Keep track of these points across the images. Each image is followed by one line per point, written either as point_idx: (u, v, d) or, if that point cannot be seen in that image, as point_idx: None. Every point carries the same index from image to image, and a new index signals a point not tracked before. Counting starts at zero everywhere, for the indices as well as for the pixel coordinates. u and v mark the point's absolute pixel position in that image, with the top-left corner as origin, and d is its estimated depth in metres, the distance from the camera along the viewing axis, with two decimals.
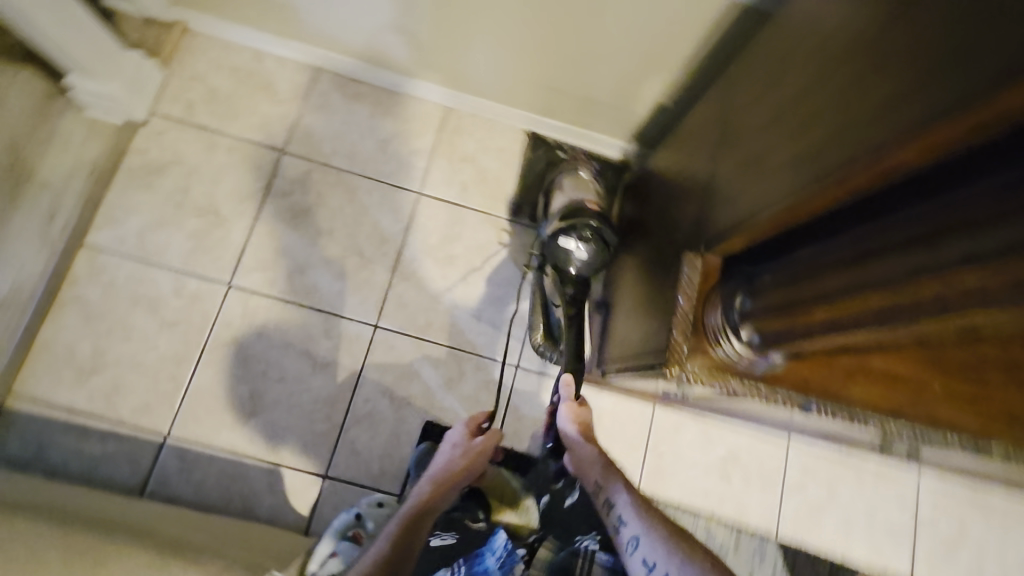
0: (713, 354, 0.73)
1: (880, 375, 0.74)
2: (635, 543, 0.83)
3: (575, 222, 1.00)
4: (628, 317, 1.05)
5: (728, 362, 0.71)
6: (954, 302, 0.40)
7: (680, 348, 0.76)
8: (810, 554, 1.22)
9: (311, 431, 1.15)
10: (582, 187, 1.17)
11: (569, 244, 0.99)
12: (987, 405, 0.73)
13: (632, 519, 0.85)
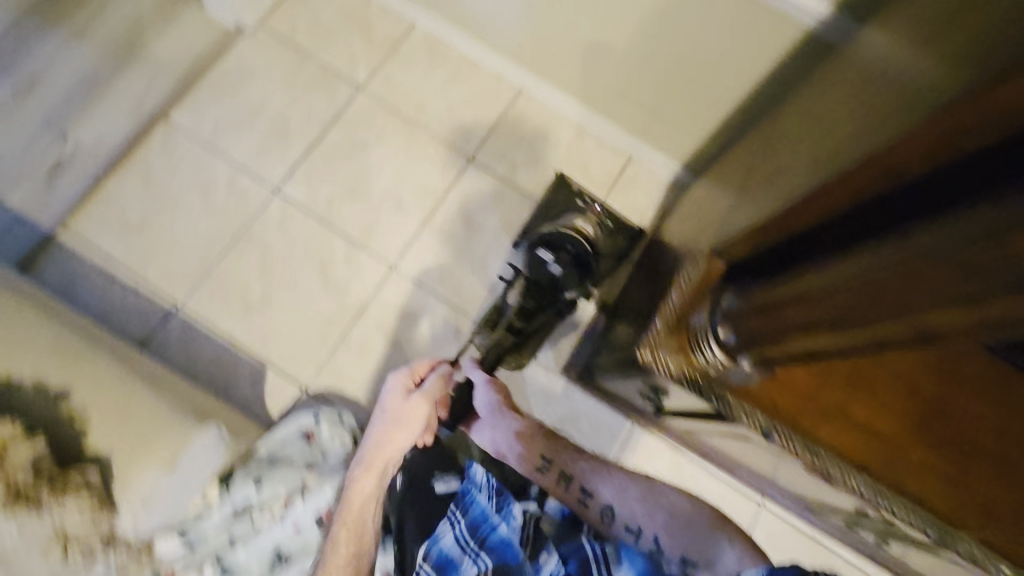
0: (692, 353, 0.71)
1: (857, 425, 0.72)
2: (612, 513, 0.86)
3: (558, 244, 1.02)
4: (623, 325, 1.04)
5: (705, 365, 0.70)
6: (908, 295, 0.40)
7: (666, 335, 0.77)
8: None
9: (304, 343, 1.20)
10: (581, 219, 1.12)
11: (545, 257, 1.01)
12: (958, 489, 0.70)
13: (600, 485, 0.88)
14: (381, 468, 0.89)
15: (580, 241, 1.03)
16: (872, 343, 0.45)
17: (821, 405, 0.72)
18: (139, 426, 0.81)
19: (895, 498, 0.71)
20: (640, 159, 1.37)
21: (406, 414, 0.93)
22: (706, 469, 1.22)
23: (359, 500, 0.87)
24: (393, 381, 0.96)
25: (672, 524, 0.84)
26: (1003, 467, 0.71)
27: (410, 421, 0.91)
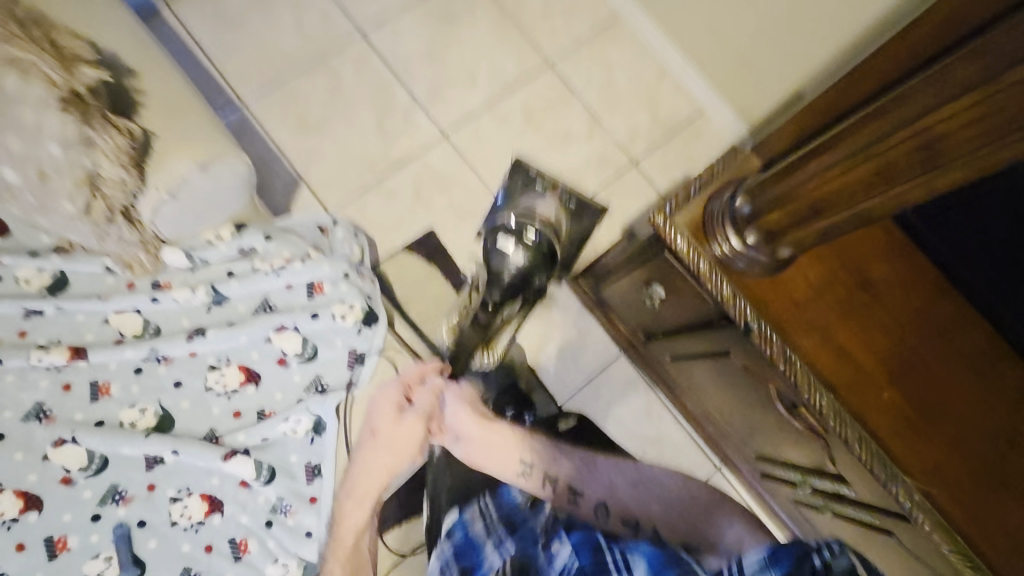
0: (706, 244, 0.74)
1: (838, 349, 0.72)
2: (604, 509, 0.86)
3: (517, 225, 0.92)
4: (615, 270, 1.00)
5: (720, 255, 0.72)
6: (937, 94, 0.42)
7: (676, 236, 0.75)
8: None
9: (343, 174, 1.25)
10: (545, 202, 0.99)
11: (506, 247, 0.91)
12: (916, 440, 0.71)
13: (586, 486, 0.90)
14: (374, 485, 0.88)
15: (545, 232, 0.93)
16: (874, 179, 0.49)
17: (810, 320, 0.73)
18: (192, 112, 0.76)
19: (854, 427, 0.71)
20: (711, 115, 1.37)
21: (402, 440, 0.89)
22: (675, 417, 1.21)
23: (352, 531, 0.86)
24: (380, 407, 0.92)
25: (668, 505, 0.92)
26: (971, 435, 0.70)
27: (403, 450, 0.89)
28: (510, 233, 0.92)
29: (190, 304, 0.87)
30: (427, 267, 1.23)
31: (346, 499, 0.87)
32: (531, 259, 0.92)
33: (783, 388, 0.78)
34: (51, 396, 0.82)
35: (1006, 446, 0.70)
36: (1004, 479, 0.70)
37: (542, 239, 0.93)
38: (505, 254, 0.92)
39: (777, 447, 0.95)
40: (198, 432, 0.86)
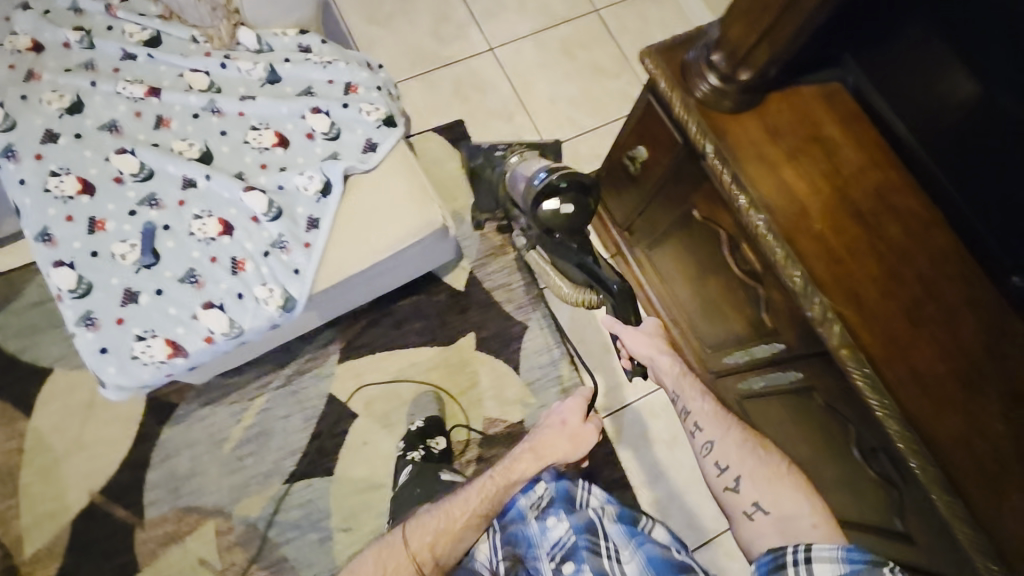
0: (678, 81, 0.85)
1: (784, 185, 0.81)
2: (709, 448, 0.78)
3: (552, 185, 0.90)
4: (614, 171, 1.13)
5: (691, 90, 0.84)
6: None
7: (658, 74, 0.87)
8: (610, 456, 1.19)
9: (396, 60, 1.44)
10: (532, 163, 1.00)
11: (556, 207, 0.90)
12: (842, 273, 0.78)
13: (706, 425, 0.80)
14: (508, 470, 0.83)
15: (564, 169, 0.91)
16: None
17: (763, 156, 0.83)
18: None
19: (785, 248, 0.78)
20: None
21: (574, 433, 0.84)
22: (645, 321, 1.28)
23: (492, 485, 0.82)
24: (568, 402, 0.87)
25: (759, 468, 0.73)
26: (892, 279, 0.78)
27: (579, 439, 0.83)
28: (552, 194, 0.91)
29: (250, 77, 0.99)
30: (449, 147, 1.38)
31: (526, 449, 0.83)
32: (576, 203, 0.91)
33: (734, 228, 0.86)
34: (124, 117, 0.94)
35: (922, 297, 0.77)
36: (917, 320, 0.76)
37: (580, 181, 0.91)
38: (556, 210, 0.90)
39: (726, 322, 1.02)
40: (230, 170, 0.93)
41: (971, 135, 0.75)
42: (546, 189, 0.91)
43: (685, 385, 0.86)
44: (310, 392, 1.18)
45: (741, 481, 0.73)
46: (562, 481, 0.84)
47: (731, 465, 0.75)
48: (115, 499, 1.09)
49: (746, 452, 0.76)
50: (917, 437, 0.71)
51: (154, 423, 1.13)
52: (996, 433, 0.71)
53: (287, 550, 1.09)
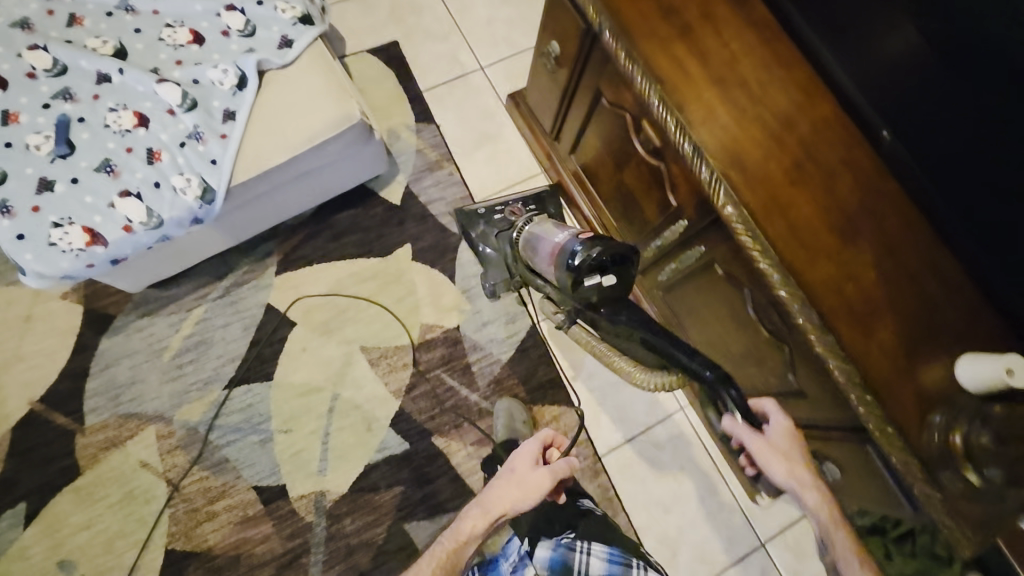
0: None
1: (676, 59, 0.85)
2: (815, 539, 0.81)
3: (589, 257, 0.81)
4: (552, 99, 1.17)
5: None
6: None
7: None
8: (544, 356, 1.24)
9: None
10: (547, 236, 0.98)
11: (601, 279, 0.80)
12: (728, 137, 0.82)
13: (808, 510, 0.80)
14: (465, 532, 0.84)
15: (596, 240, 0.81)
16: None
17: (657, 33, 0.86)
18: None
19: (673, 114, 0.82)
20: None
21: (533, 482, 0.86)
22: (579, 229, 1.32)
23: (463, 538, 0.84)
24: (525, 448, 0.92)
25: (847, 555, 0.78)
26: (774, 143, 0.82)
27: (532, 490, 0.85)
28: (592, 270, 0.81)
29: None
30: (384, 68, 1.40)
31: (473, 506, 0.86)
32: (618, 270, 0.82)
33: (633, 106, 0.90)
34: (36, 15, 0.95)
35: (802, 160, 0.82)
36: (796, 179, 0.81)
37: (622, 252, 0.81)
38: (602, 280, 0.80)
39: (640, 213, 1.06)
40: (145, 66, 0.94)
41: (858, 32, 0.80)
42: (584, 264, 0.82)
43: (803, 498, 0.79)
44: (248, 302, 1.21)
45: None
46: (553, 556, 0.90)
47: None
48: (55, 406, 1.11)
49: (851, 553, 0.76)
50: (791, 281, 0.76)
51: (93, 334, 1.16)
52: (865, 279, 0.77)
53: (227, 451, 1.12)
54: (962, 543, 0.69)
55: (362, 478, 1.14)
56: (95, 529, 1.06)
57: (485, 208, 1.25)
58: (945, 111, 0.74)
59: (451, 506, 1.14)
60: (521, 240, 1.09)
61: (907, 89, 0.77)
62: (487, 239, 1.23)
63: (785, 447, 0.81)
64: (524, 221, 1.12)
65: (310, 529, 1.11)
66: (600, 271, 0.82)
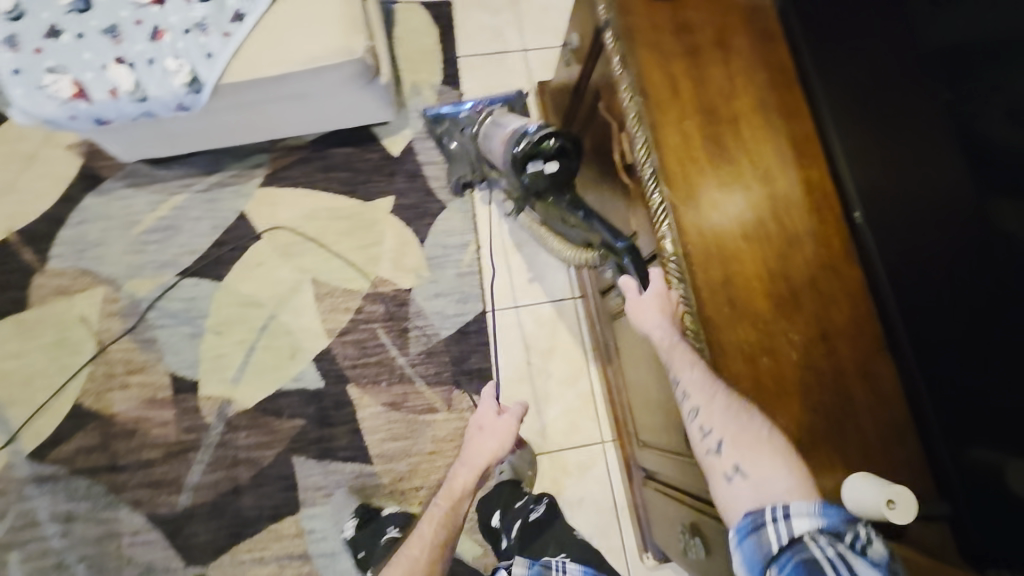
0: None
1: (673, 80, 0.80)
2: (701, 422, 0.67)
3: (537, 142, 0.92)
4: (566, 98, 1.14)
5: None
6: None
7: None
8: (482, 345, 1.22)
9: None
10: (508, 121, 1.05)
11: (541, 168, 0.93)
12: (695, 172, 0.78)
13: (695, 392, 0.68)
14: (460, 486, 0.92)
15: (545, 129, 0.91)
16: None
17: (665, 50, 0.82)
18: None
19: (647, 134, 0.78)
20: None
21: (501, 432, 0.94)
22: None
23: (458, 490, 0.92)
24: (483, 404, 0.97)
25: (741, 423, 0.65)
26: (744, 193, 0.78)
27: (503, 436, 0.93)
28: (535, 155, 0.93)
29: None
30: (429, 24, 1.40)
31: (458, 465, 0.95)
32: (560, 156, 0.93)
33: (617, 116, 0.86)
34: None
35: (766, 221, 0.77)
36: (753, 235, 0.76)
37: (564, 140, 0.92)
38: (539, 168, 0.93)
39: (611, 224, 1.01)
40: None
41: (882, 112, 0.73)
42: (530, 151, 0.92)
43: (676, 354, 0.71)
44: (226, 203, 1.25)
45: (724, 445, 0.65)
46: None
47: (713, 429, 0.66)
48: (27, 241, 1.19)
49: (719, 392, 0.67)
50: (701, 333, 0.72)
51: (81, 189, 1.23)
52: (785, 361, 0.72)
53: (158, 332, 1.17)
54: None
55: (270, 400, 1.16)
56: (23, 361, 1.14)
57: (452, 107, 1.24)
58: (935, 222, 0.68)
59: (342, 455, 1.15)
60: (482, 130, 1.13)
61: (913, 197, 0.70)
62: (453, 137, 1.23)
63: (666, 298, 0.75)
64: (485, 116, 1.15)
65: (206, 429, 1.14)
66: (543, 158, 0.94)
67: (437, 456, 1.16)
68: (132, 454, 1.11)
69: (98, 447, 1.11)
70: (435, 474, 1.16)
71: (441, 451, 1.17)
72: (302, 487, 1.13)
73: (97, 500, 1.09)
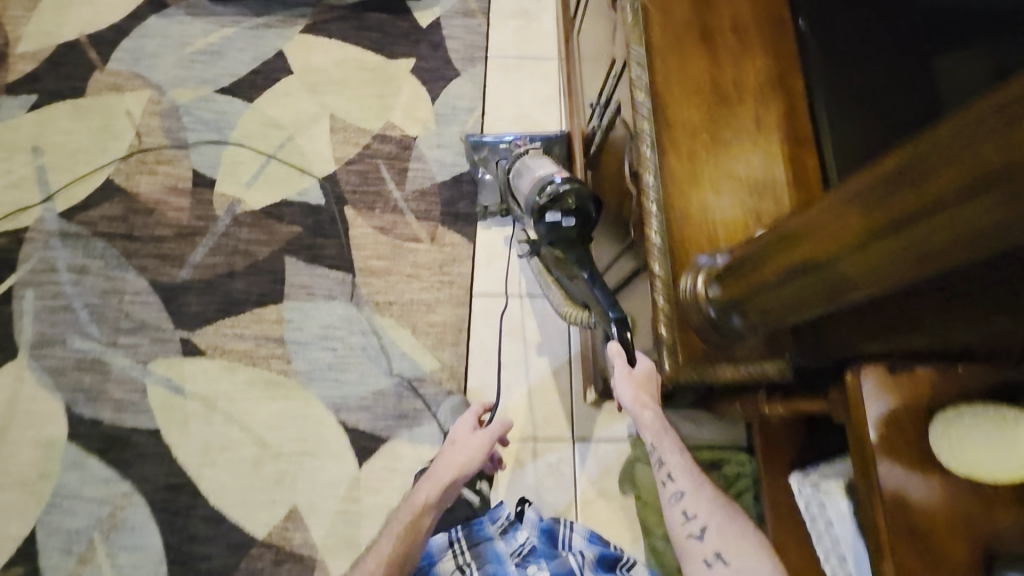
0: None
1: None
2: (688, 515, 0.83)
3: (558, 196, 0.98)
4: None
5: None
6: None
7: None
8: (472, 195, 1.34)
9: None
10: (542, 164, 1.11)
11: (557, 219, 0.98)
12: None
13: (681, 478, 0.85)
14: (427, 507, 0.96)
15: (568, 187, 0.97)
16: None
17: None
18: None
19: None
20: None
21: (474, 446, 1.01)
22: (562, 98, 1.43)
23: (421, 506, 0.97)
24: (461, 420, 1.04)
25: (719, 512, 0.83)
26: (709, 9, 0.88)
27: (477, 452, 1.00)
28: (556, 206, 0.98)
29: None
30: None
31: (425, 480, 1.00)
32: (580, 220, 0.98)
33: None
34: None
35: (727, 33, 0.87)
36: (711, 41, 0.87)
37: (583, 199, 0.98)
38: (556, 220, 0.98)
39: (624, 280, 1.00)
40: None
41: None
42: (552, 202, 0.98)
43: (663, 442, 0.85)
44: (267, 41, 1.40)
45: (707, 532, 0.81)
46: (543, 522, 1.08)
47: (698, 516, 0.82)
48: (93, 44, 1.36)
49: (701, 484, 0.84)
50: (651, 102, 0.83)
51: (147, 10, 1.40)
52: (732, 157, 0.83)
53: (189, 134, 1.32)
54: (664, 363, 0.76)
55: (274, 206, 1.29)
56: (70, 138, 1.30)
57: (493, 138, 1.30)
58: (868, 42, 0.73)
59: (329, 262, 1.26)
60: (517, 166, 1.19)
61: (860, 38, 0.74)
62: (487, 166, 1.29)
63: (643, 377, 0.85)
64: (522, 152, 1.21)
65: (214, 220, 1.27)
66: (561, 211, 0.98)
67: (413, 281, 1.26)
68: (147, 228, 1.25)
69: (119, 218, 1.25)
70: (409, 295, 1.26)
71: (417, 276, 1.27)
72: (289, 283, 1.24)
73: (110, 260, 1.22)
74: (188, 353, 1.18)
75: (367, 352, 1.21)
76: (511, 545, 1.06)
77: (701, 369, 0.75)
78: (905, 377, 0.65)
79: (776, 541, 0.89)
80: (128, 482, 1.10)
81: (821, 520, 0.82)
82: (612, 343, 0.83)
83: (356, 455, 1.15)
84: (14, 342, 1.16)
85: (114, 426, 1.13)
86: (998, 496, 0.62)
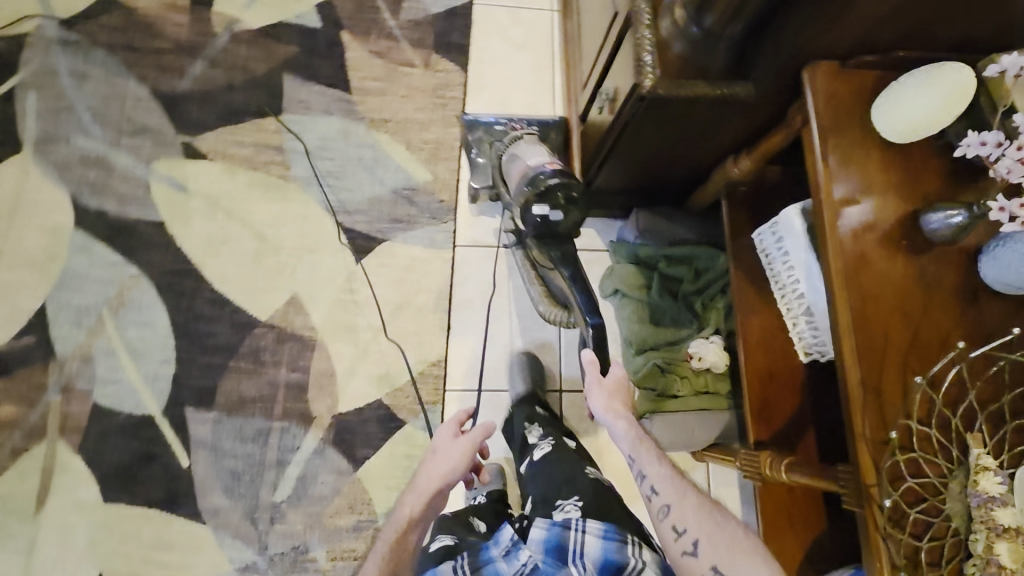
0: None
1: None
2: (679, 528, 0.78)
3: (547, 190, 0.94)
4: None
5: None
6: None
7: None
8: (464, 30, 1.39)
9: None
10: (532, 152, 1.06)
11: (543, 212, 0.95)
12: None
13: (664, 488, 0.82)
14: (413, 524, 0.86)
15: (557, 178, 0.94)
16: None
17: None
18: None
19: None
20: None
21: (456, 454, 0.93)
22: None
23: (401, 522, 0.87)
24: (442, 428, 0.98)
25: (711, 518, 0.78)
26: None
27: (458, 459, 0.92)
28: (545, 200, 0.95)
29: None
30: None
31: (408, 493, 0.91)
32: (570, 213, 0.96)
33: None
34: None
35: None
36: None
37: (572, 192, 0.95)
38: (543, 215, 0.96)
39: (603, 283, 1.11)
40: None
41: None
42: (540, 197, 0.95)
43: (643, 449, 0.88)
44: None
45: (699, 544, 0.76)
46: (546, 536, 0.86)
47: (688, 528, 0.78)
48: None
49: (686, 496, 0.81)
50: None
51: None
52: None
53: None
54: (643, 79, 0.82)
55: (272, 27, 1.33)
56: None
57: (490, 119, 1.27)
58: None
59: (325, 81, 1.31)
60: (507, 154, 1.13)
61: None
62: (481, 147, 1.24)
63: (613, 388, 0.96)
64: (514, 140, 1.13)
65: (213, 37, 1.30)
66: (549, 204, 0.95)
67: (408, 104, 1.32)
68: (147, 41, 1.28)
69: (119, 30, 1.28)
70: (404, 116, 1.31)
71: (411, 99, 1.32)
72: (287, 98, 1.29)
73: (111, 69, 1.25)
74: (190, 156, 1.23)
75: (364, 163, 1.27)
76: (512, 565, 0.86)
77: (676, 84, 0.82)
78: (851, 76, 0.75)
79: (736, 282, 1.00)
80: (135, 267, 1.16)
81: (777, 254, 0.93)
82: (586, 351, 0.99)
83: (353, 252, 1.22)
84: (18, 137, 1.19)
85: (119, 217, 1.18)
86: (926, 165, 0.72)
